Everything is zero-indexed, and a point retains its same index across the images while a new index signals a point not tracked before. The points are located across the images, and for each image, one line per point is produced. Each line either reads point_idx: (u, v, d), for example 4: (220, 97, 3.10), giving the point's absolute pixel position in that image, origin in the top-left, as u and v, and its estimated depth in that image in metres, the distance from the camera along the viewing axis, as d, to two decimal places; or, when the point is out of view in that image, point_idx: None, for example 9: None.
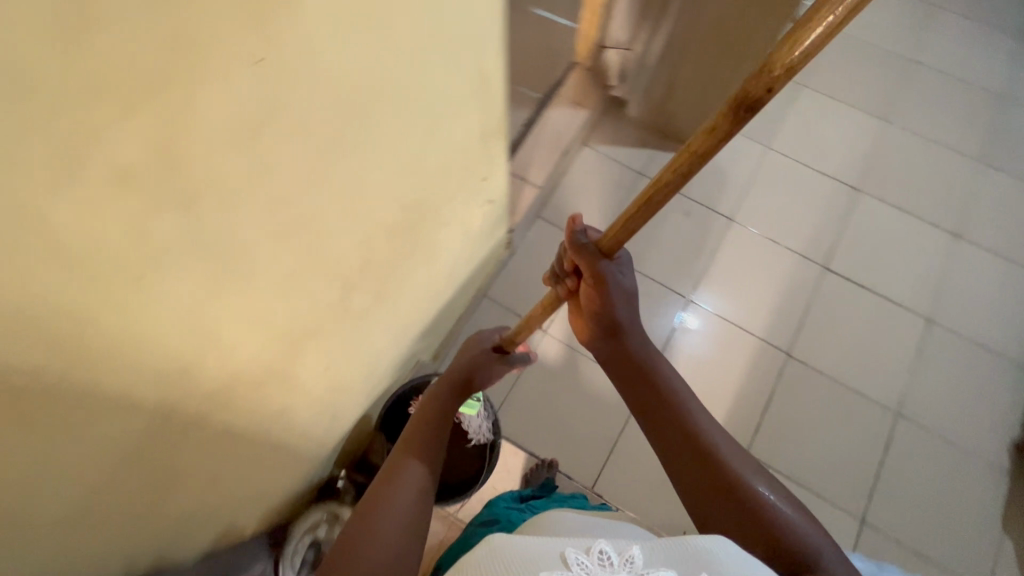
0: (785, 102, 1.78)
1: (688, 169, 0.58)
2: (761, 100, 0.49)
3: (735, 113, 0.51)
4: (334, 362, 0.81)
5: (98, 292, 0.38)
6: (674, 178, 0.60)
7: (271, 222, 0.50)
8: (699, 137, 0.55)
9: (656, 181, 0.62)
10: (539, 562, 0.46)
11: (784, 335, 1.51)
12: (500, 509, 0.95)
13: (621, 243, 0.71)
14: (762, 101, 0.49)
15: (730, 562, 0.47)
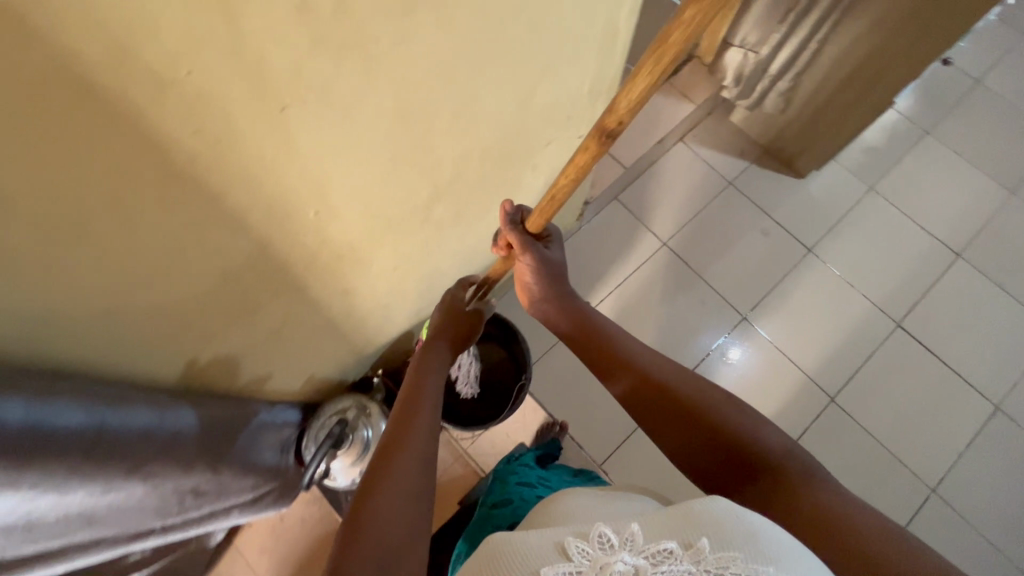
0: (905, 147, 1.67)
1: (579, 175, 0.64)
2: (618, 129, 0.56)
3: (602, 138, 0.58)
4: (402, 264, 0.85)
5: (251, 106, 0.43)
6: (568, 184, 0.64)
7: (396, 101, 0.55)
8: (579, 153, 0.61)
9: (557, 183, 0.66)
10: (535, 556, 0.41)
11: (833, 379, 1.45)
12: (511, 484, 0.89)
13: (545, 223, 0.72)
14: (619, 129, 0.56)
15: (728, 520, 0.40)
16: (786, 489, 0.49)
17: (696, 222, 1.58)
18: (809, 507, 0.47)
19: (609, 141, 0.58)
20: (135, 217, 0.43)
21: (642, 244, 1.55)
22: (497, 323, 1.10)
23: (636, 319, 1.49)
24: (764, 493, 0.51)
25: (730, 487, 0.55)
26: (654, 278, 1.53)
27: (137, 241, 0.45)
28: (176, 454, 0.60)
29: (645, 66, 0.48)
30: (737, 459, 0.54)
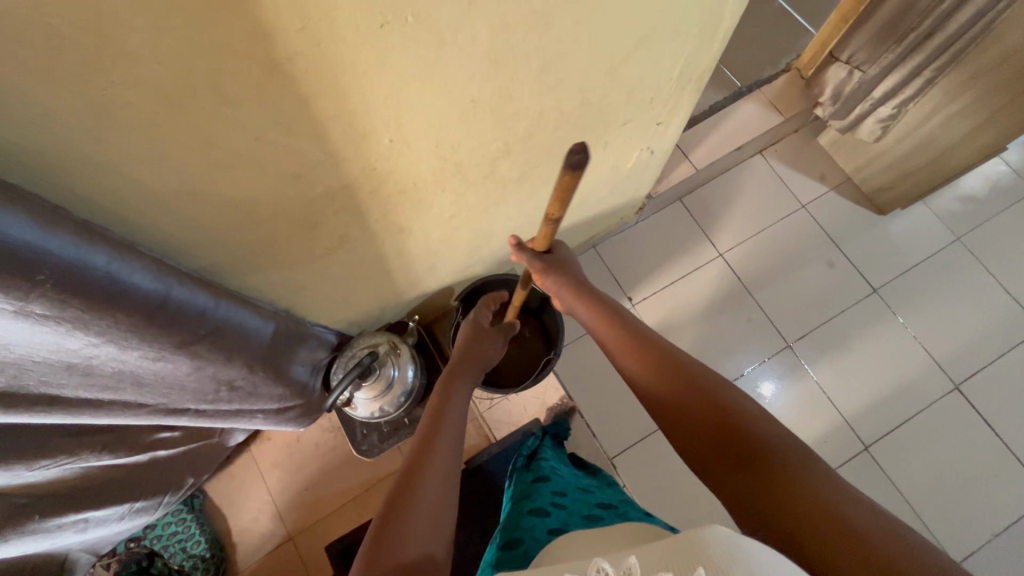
0: (1008, 201, 1.53)
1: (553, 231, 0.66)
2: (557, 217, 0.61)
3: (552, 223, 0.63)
4: (458, 216, 0.86)
5: (354, 16, 0.44)
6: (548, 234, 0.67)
7: (488, 42, 0.55)
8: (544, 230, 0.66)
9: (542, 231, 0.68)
10: None
11: (871, 427, 1.38)
12: (523, 515, 0.75)
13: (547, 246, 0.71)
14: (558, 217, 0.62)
15: (725, 553, 0.36)
16: (774, 481, 0.49)
17: (759, 239, 1.52)
18: (809, 506, 0.45)
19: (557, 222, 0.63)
20: (230, 103, 0.46)
21: (697, 252, 1.51)
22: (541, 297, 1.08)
23: (675, 324, 1.46)
24: (750, 485, 0.50)
25: (714, 475, 0.54)
26: (701, 287, 1.49)
27: (229, 126, 0.48)
28: (224, 344, 0.64)
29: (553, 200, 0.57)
30: (735, 457, 0.53)
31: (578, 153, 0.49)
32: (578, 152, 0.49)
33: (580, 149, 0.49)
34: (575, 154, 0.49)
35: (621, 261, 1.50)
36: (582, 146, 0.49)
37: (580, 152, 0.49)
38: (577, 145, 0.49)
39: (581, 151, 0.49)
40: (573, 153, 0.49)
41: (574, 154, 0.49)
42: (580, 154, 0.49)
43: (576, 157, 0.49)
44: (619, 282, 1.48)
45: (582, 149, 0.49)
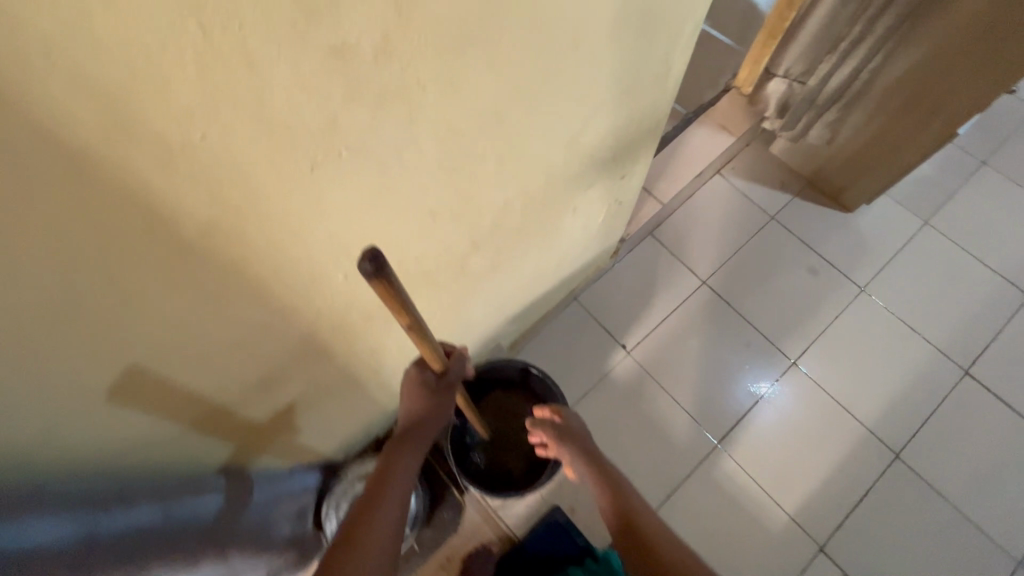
0: (961, 178, 1.55)
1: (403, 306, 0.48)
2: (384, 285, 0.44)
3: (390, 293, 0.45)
4: (433, 318, 0.78)
5: (276, 166, 0.36)
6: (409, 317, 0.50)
7: (439, 152, 0.48)
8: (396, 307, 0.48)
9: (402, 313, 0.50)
10: None
11: (896, 432, 1.32)
12: None
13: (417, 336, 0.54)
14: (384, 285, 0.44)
15: None
16: None
17: (736, 258, 1.49)
18: None
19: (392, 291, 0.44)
20: (138, 297, 0.37)
21: (680, 284, 1.46)
22: (520, 369, 1.03)
23: (676, 364, 1.38)
24: None
25: None
26: (692, 318, 1.43)
27: (140, 313, 0.38)
28: (180, 544, 0.51)
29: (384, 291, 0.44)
30: None
31: (372, 266, 0.41)
32: (373, 263, 0.40)
33: (379, 259, 0.41)
34: (367, 262, 0.41)
35: (607, 308, 1.43)
36: (375, 252, 0.41)
37: (374, 265, 0.41)
38: (366, 252, 0.40)
39: (375, 265, 0.41)
40: (363, 263, 0.41)
41: (365, 263, 0.41)
42: (373, 272, 0.41)
43: (369, 269, 0.41)
44: (610, 331, 1.40)
45: (374, 263, 0.41)
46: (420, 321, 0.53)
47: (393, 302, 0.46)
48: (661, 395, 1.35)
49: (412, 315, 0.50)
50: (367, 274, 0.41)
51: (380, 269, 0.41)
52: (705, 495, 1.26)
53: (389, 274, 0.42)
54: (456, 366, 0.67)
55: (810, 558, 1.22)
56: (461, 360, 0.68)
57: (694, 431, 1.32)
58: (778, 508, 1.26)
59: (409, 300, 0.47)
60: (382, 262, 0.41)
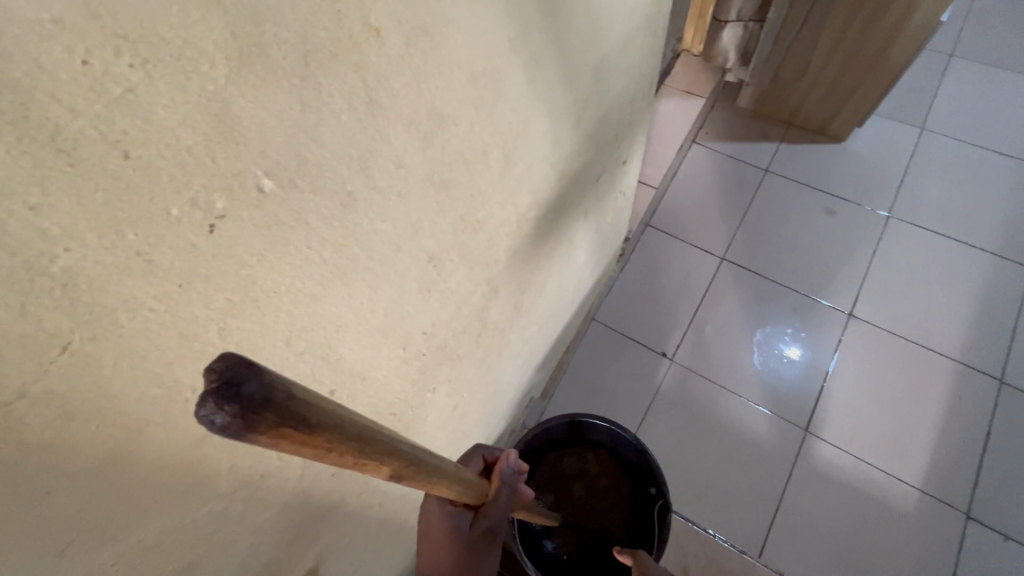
0: (938, 75, 1.45)
1: (363, 457, 0.21)
2: (292, 443, 0.17)
3: (323, 447, 0.19)
4: (459, 401, 0.58)
5: (129, 239, 0.17)
6: (376, 465, 0.23)
7: (425, 162, 0.30)
8: (349, 462, 0.21)
9: (369, 464, 0.23)
10: None
11: (991, 357, 1.13)
12: None
13: (407, 483, 0.27)
14: (292, 444, 0.17)
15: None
16: None
17: (747, 223, 1.33)
18: None
19: (312, 446, 0.18)
20: None
21: (699, 268, 1.28)
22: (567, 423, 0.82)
23: (727, 356, 1.18)
24: None
25: None
26: (725, 301, 1.24)
27: None
28: None
29: (302, 452, 0.18)
30: None
31: (230, 419, 0.15)
32: (232, 406, 0.14)
33: (256, 395, 0.15)
34: (206, 405, 0.15)
35: (631, 316, 1.24)
36: (238, 366, 0.15)
37: (238, 411, 0.15)
38: (209, 364, 0.15)
39: (243, 410, 0.15)
40: (199, 411, 0.14)
41: (198, 406, 0.14)
42: (237, 425, 0.15)
43: (216, 420, 0.14)
44: (644, 342, 1.21)
45: (237, 414, 0.15)
46: (415, 455, 0.27)
47: (331, 459, 0.20)
48: (725, 396, 1.14)
49: (392, 465, 0.24)
50: (222, 430, 0.15)
51: (261, 417, 0.15)
52: (818, 498, 1.04)
53: (295, 425, 0.16)
54: (503, 494, 0.41)
55: (962, 535, 0.99)
56: (511, 482, 0.42)
57: (778, 428, 1.10)
58: (903, 484, 1.04)
59: (375, 443, 0.22)
60: (268, 398, 0.15)
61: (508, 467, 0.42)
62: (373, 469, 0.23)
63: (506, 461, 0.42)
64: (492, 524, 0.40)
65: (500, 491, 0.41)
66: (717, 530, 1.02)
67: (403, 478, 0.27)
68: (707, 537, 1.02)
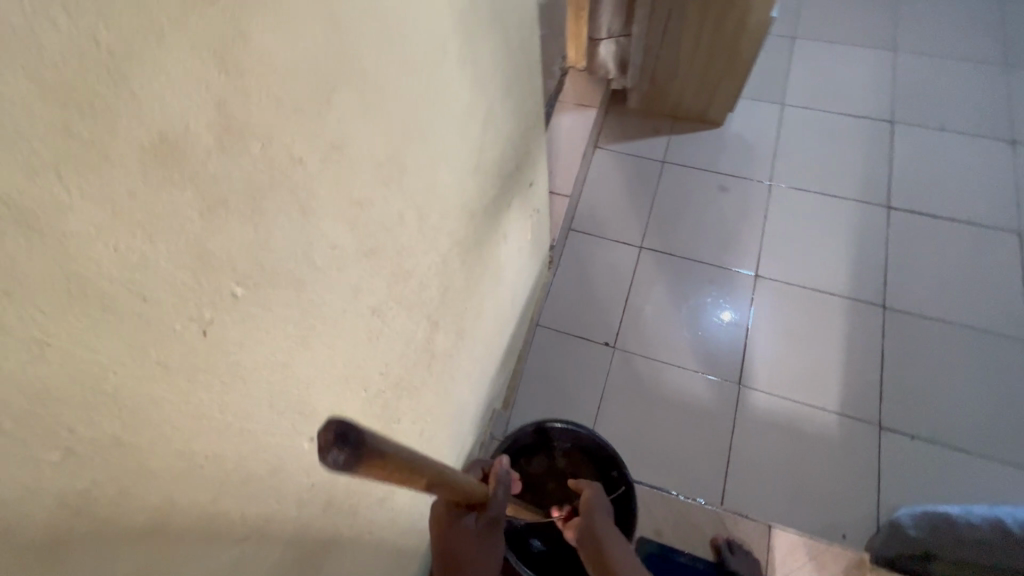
0: (786, 57, 1.67)
1: (412, 475, 0.32)
2: (373, 468, 0.28)
3: (389, 470, 0.29)
4: (425, 425, 0.64)
5: (151, 355, 0.23)
6: (421, 480, 0.34)
7: (354, 240, 0.37)
8: (406, 480, 0.32)
9: (417, 481, 0.34)
10: None
11: (872, 288, 1.33)
12: None
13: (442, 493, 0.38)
14: (374, 469, 0.28)
15: None
16: None
17: (655, 211, 1.47)
18: None
19: (386, 468, 0.29)
20: None
21: (621, 260, 1.41)
22: (533, 429, 0.89)
23: (660, 334, 1.31)
24: None
25: None
26: (649, 286, 1.37)
27: None
28: None
29: (378, 471, 0.28)
30: None
31: (346, 456, 0.25)
32: (347, 449, 0.25)
33: (356, 440, 0.26)
34: (331, 452, 0.25)
35: (571, 316, 1.34)
36: (344, 426, 0.26)
37: (348, 451, 0.26)
38: (332, 428, 0.26)
39: (351, 450, 0.26)
40: (329, 455, 0.25)
41: (329, 453, 0.25)
42: (349, 459, 0.26)
43: (340, 458, 0.25)
44: (586, 336, 1.31)
45: (350, 453, 0.26)
46: (444, 472, 0.38)
47: (394, 478, 0.30)
48: (665, 370, 1.26)
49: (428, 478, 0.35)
50: (340, 465, 0.26)
51: (361, 452, 0.26)
52: (761, 440, 1.18)
53: (381, 453, 0.28)
54: (499, 493, 0.49)
55: (878, 443, 1.16)
56: (504, 482, 0.50)
57: (716, 388, 1.24)
58: (825, 412, 1.20)
59: (419, 464, 0.33)
60: (362, 440, 0.26)
61: (501, 471, 0.51)
62: (418, 484, 0.34)
63: (499, 465, 0.51)
64: (494, 518, 0.48)
65: (497, 491, 0.49)
66: (681, 489, 1.14)
67: (438, 489, 0.37)
68: (675, 498, 1.12)
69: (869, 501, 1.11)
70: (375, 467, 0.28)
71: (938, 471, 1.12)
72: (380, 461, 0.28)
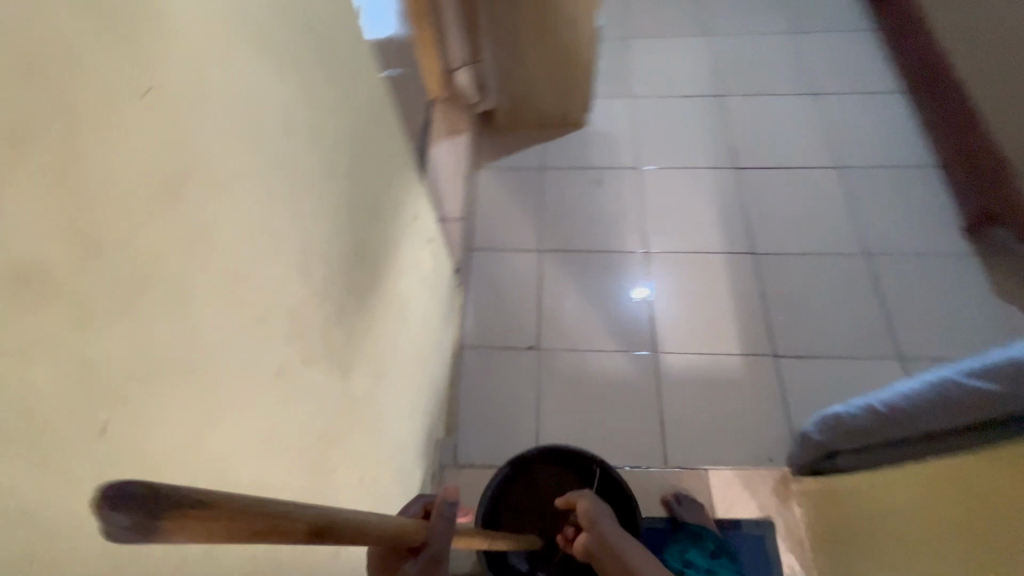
0: (625, 55, 1.85)
1: (266, 521, 0.27)
2: (201, 519, 0.23)
3: (231, 517, 0.25)
4: (364, 468, 0.66)
5: (51, 469, 0.25)
6: (284, 529, 0.29)
7: (239, 312, 0.40)
8: (258, 531, 0.27)
9: (282, 530, 0.29)
10: None
11: (740, 240, 1.51)
12: None
13: (337, 533, 0.34)
14: (203, 522, 0.23)
15: None
16: None
17: (543, 215, 1.57)
18: None
19: (215, 518, 0.24)
20: None
21: (525, 266, 1.49)
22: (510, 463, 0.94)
23: (575, 326, 1.40)
24: None
25: None
26: (556, 284, 1.46)
27: None
28: None
29: (207, 523, 0.24)
30: None
31: (133, 513, 0.20)
32: (133, 503, 0.20)
33: (146, 491, 0.21)
34: (109, 514, 0.20)
35: (491, 330, 1.40)
36: (120, 484, 0.20)
37: (137, 508, 0.20)
38: (100, 489, 0.20)
39: (140, 505, 0.21)
40: (107, 518, 0.20)
41: (105, 517, 0.20)
42: (138, 519, 0.20)
43: (124, 519, 0.20)
44: (510, 345, 1.38)
45: (136, 507, 0.20)
46: (324, 513, 0.33)
47: (235, 531, 0.25)
48: (587, 357, 1.35)
49: (302, 524, 0.30)
50: (129, 528, 0.20)
51: (159, 504, 0.21)
52: (683, 397, 1.29)
53: (189, 503, 0.22)
54: (440, 528, 0.46)
55: (776, 371, 1.32)
56: (446, 515, 0.47)
57: (634, 361, 1.34)
58: (729, 357, 1.34)
59: (268, 508, 0.28)
60: (155, 491, 0.21)
61: (445, 503, 0.47)
62: (280, 533, 0.29)
63: (442, 498, 0.47)
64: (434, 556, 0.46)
65: (436, 524, 0.46)
66: (625, 460, 1.23)
67: (319, 533, 0.32)
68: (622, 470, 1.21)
69: (780, 423, 1.25)
70: (200, 520, 0.23)
71: (825, 382, 1.30)
72: (203, 505, 0.23)
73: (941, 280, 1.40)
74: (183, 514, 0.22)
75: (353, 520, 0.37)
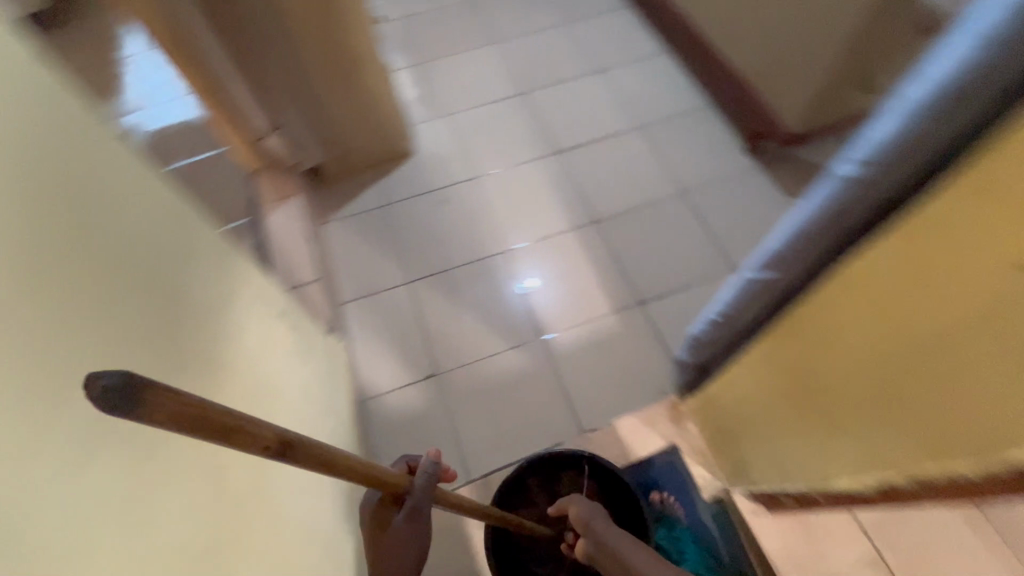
0: (427, 75, 1.92)
1: (230, 426, 0.38)
2: (173, 409, 0.34)
3: (198, 414, 0.36)
4: (279, 551, 0.67)
5: None
6: (248, 432, 0.40)
7: (68, 462, 0.38)
8: (224, 430, 0.38)
9: (245, 435, 0.40)
10: None
11: (579, 214, 1.65)
12: None
13: (295, 451, 0.45)
14: (177, 410, 0.34)
15: None
16: None
17: (399, 249, 1.60)
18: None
19: (190, 406, 0.35)
20: None
21: (398, 302, 1.51)
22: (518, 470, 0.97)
23: (463, 340, 1.45)
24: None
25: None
26: (432, 308, 1.50)
27: None
28: None
29: (183, 407, 0.35)
30: None
31: (114, 393, 0.31)
32: (118, 383, 0.31)
33: (131, 379, 0.32)
34: (103, 393, 0.31)
35: (386, 373, 1.42)
36: (108, 374, 0.31)
37: (119, 390, 0.31)
38: (93, 377, 0.31)
39: (122, 387, 0.31)
40: (100, 392, 0.30)
41: (100, 392, 0.30)
42: (122, 396, 0.31)
43: (110, 394, 0.31)
44: (409, 380, 1.41)
45: (120, 386, 0.31)
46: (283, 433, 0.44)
47: (199, 420, 0.36)
48: (483, 364, 1.42)
49: (268, 434, 0.42)
50: (116, 401, 0.31)
51: (138, 387, 0.32)
52: (577, 367, 1.41)
53: (165, 389, 0.33)
54: (422, 483, 0.64)
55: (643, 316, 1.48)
56: (429, 472, 0.64)
57: (525, 352, 1.43)
58: (603, 318, 1.48)
59: (229, 413, 0.38)
60: (136, 380, 0.32)
61: (429, 464, 0.65)
62: (239, 433, 0.39)
63: (425, 460, 0.65)
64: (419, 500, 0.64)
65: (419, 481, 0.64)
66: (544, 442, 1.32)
67: (278, 441, 0.43)
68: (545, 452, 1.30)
69: (660, 358, 1.42)
70: (177, 407, 0.34)
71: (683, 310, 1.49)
72: (175, 397, 0.34)
73: (740, 196, 1.66)
74: (166, 398, 0.33)
75: (311, 444, 0.47)
